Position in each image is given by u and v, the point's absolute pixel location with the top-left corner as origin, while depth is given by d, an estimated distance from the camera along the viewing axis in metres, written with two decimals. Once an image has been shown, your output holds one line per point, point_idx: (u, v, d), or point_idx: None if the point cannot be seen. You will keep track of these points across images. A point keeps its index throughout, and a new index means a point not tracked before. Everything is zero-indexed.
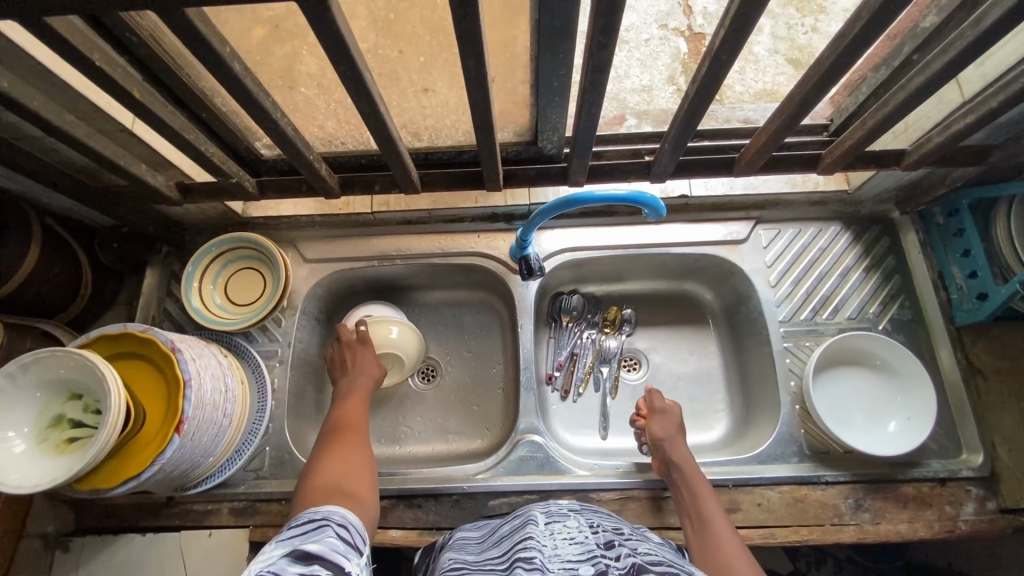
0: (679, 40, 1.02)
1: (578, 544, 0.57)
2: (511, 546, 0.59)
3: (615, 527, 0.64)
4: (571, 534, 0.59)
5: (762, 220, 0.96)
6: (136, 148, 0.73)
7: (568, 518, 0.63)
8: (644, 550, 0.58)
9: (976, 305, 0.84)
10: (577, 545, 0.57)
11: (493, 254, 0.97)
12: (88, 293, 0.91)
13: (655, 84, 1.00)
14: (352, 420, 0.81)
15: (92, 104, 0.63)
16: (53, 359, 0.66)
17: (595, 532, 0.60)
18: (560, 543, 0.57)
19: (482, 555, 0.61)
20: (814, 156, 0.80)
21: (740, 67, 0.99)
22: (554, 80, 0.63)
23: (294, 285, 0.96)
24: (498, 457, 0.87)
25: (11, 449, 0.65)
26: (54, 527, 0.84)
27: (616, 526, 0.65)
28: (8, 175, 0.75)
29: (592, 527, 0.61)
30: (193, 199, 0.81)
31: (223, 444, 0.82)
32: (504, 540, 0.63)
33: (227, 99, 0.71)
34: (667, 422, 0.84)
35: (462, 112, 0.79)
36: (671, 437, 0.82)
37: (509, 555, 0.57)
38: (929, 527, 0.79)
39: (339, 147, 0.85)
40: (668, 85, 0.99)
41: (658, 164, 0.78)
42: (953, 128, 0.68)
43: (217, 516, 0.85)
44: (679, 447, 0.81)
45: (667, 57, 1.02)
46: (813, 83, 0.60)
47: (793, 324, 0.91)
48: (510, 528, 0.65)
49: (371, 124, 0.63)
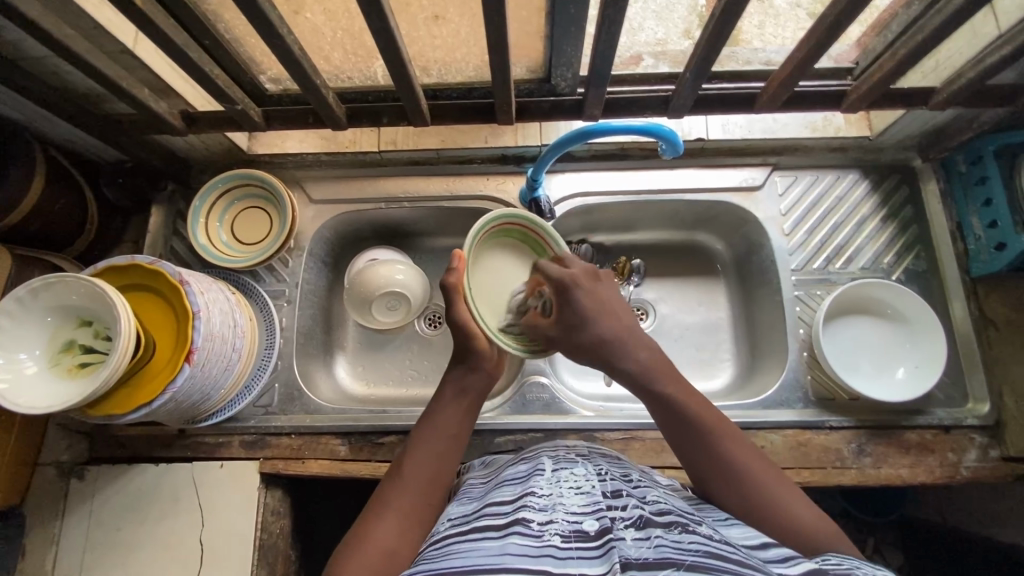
0: None
1: (584, 495, 0.52)
2: (512, 493, 0.54)
3: (623, 474, 0.59)
4: (578, 483, 0.54)
5: (778, 166, 0.93)
6: (138, 71, 0.72)
7: (576, 465, 0.59)
8: (653, 499, 0.53)
9: (993, 255, 0.82)
10: (583, 495, 0.52)
11: (501, 197, 0.95)
12: (94, 229, 0.91)
13: (671, 36, 0.84)
14: (460, 414, 0.64)
15: (92, 19, 0.61)
16: (65, 285, 0.66)
17: (602, 480, 0.55)
18: (566, 492, 0.53)
19: (483, 496, 0.56)
20: (836, 94, 0.77)
21: (759, 20, 0.82)
22: (572, 5, 0.60)
23: (301, 225, 0.95)
24: (504, 397, 0.88)
25: (24, 371, 0.65)
26: (68, 457, 0.86)
27: (625, 473, 0.60)
28: (8, 100, 0.73)
29: (600, 474, 0.56)
30: (198, 129, 0.79)
31: (233, 378, 0.83)
32: (509, 482, 0.57)
33: (230, 23, 0.69)
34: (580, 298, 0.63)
35: (473, 44, 0.76)
36: (561, 329, 0.64)
37: (508, 505, 0.51)
38: (930, 472, 0.80)
39: (346, 82, 0.81)
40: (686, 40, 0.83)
41: (677, 97, 0.76)
42: (989, 61, 0.65)
43: (228, 448, 0.87)
44: (603, 336, 0.61)
45: (685, 8, 0.83)
46: (846, 4, 0.57)
47: (805, 274, 0.90)
48: (515, 474, 0.59)
49: (382, 40, 0.61)
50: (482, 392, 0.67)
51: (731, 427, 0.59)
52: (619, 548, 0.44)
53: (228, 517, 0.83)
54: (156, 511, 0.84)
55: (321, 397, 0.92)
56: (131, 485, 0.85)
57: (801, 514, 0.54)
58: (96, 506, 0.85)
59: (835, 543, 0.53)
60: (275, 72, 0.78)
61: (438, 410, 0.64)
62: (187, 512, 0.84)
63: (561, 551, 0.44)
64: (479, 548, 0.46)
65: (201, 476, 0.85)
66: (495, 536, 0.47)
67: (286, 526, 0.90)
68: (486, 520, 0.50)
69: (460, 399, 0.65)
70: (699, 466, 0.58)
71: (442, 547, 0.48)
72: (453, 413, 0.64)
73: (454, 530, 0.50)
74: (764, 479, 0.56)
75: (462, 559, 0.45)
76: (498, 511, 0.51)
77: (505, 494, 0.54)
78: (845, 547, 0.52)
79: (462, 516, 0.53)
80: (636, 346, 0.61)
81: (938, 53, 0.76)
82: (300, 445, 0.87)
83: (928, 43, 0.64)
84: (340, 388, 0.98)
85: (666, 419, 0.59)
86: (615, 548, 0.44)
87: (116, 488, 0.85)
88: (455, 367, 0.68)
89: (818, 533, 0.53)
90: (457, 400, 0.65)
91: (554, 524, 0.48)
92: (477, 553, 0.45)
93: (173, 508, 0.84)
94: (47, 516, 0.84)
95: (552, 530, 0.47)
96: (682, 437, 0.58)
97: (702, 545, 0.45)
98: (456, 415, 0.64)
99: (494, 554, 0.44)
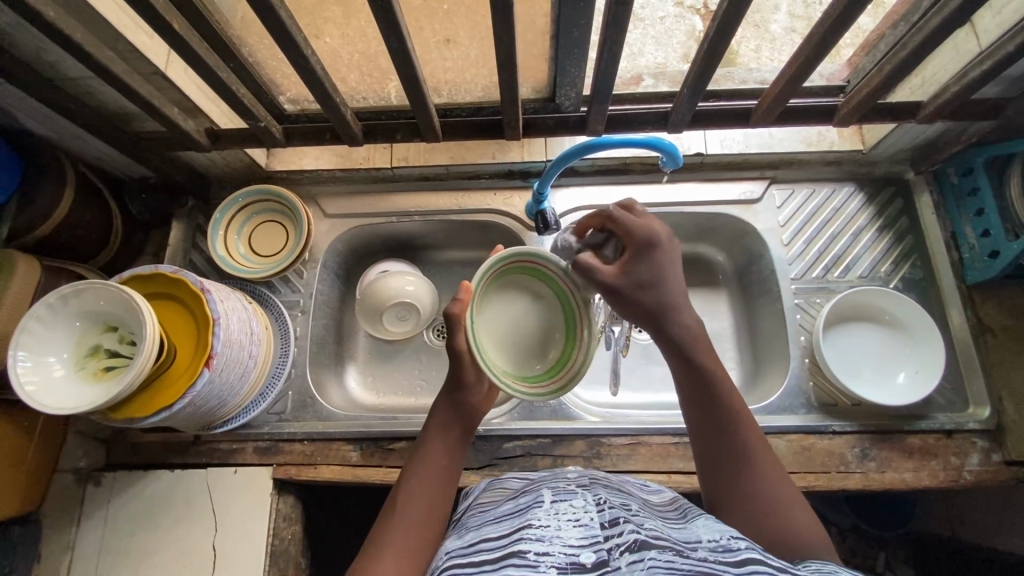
0: (694, 18, 0.89)
1: (581, 528, 0.50)
2: (509, 527, 0.52)
3: (623, 503, 0.56)
4: (576, 514, 0.52)
5: (776, 179, 0.97)
6: (167, 91, 0.76)
7: (575, 496, 0.56)
8: (650, 526, 0.51)
9: (988, 263, 0.85)
10: (580, 527, 0.50)
11: (509, 211, 0.99)
12: (117, 242, 0.95)
13: (670, 61, 0.90)
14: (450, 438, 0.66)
15: (128, 42, 0.66)
16: (92, 291, 0.69)
17: (601, 510, 0.52)
18: (563, 524, 0.51)
19: (479, 529, 0.54)
20: (828, 109, 0.81)
21: (755, 45, 0.89)
22: (575, 29, 0.64)
23: (315, 238, 0.99)
24: (512, 403, 0.90)
25: (52, 373, 0.68)
26: (86, 463, 0.88)
27: (625, 501, 0.57)
28: (44, 119, 0.78)
29: (599, 503, 0.53)
30: (221, 145, 0.83)
31: (249, 384, 0.85)
32: (506, 516, 0.55)
33: (254, 47, 0.74)
34: (653, 262, 0.61)
35: (482, 66, 0.81)
36: (628, 285, 0.60)
37: (505, 538, 0.50)
38: (934, 476, 0.81)
39: (361, 102, 0.86)
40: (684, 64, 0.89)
41: (676, 112, 0.79)
42: (970, 76, 0.69)
43: (241, 455, 0.89)
44: (665, 297, 0.61)
45: (683, 35, 0.90)
46: (831, 22, 0.62)
47: (804, 282, 0.92)
48: (514, 506, 0.57)
49: (398, 60, 0.65)
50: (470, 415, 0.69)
51: (753, 422, 0.60)
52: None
53: (241, 523, 0.85)
54: (169, 517, 0.86)
55: (333, 404, 0.94)
56: (146, 491, 0.87)
57: (796, 517, 0.54)
58: (111, 512, 0.86)
59: (820, 548, 0.52)
60: (295, 93, 0.83)
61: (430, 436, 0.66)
62: (200, 518, 0.85)
63: None
64: None
65: (214, 482, 0.86)
66: (490, 569, 0.46)
67: (297, 533, 0.91)
68: (483, 554, 0.49)
69: (447, 429, 0.66)
70: (710, 446, 0.59)
71: None
72: (440, 443, 0.65)
73: (451, 564, 0.50)
74: (771, 475, 0.57)
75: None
76: (494, 544, 0.50)
77: (501, 528, 0.52)
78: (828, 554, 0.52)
79: (459, 549, 0.52)
80: (684, 318, 0.61)
81: (924, 69, 0.80)
82: (312, 451, 0.88)
83: (912, 59, 0.68)
84: (352, 398, 1.00)
85: (692, 390, 0.60)
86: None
87: (131, 494, 0.87)
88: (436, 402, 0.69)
89: (810, 537, 0.53)
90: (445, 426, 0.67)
91: (549, 555, 0.46)
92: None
93: (187, 514, 0.85)
94: (64, 522, 0.86)
95: (548, 561, 0.45)
96: (703, 402, 0.60)
97: (696, 569, 0.44)
98: (445, 444, 0.65)
99: None
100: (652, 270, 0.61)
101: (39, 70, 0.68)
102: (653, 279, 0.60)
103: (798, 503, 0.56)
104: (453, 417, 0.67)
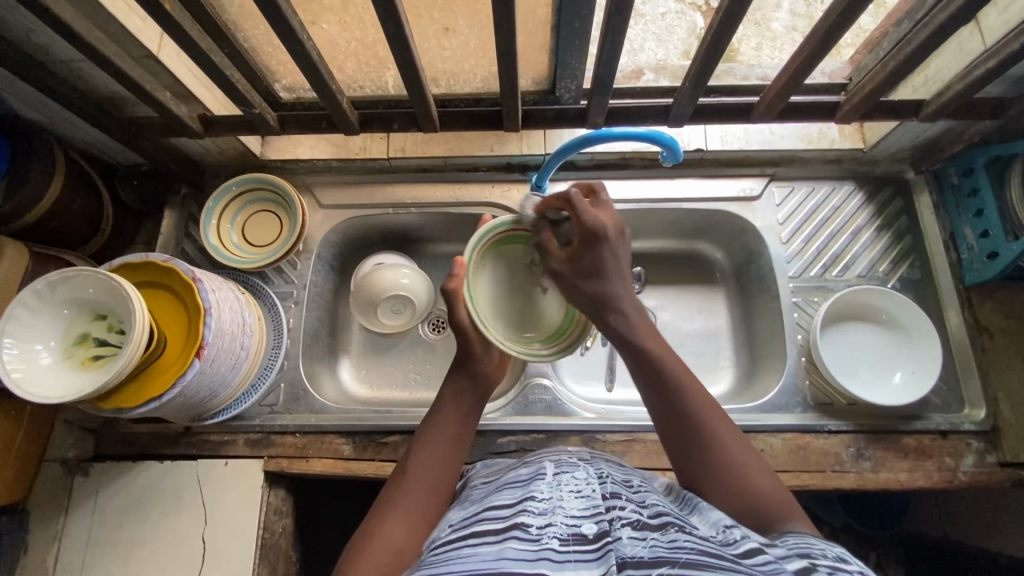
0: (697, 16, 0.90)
1: (582, 498, 0.50)
2: (511, 497, 0.51)
3: (624, 478, 0.56)
4: (577, 486, 0.51)
5: (776, 177, 0.96)
6: (160, 76, 0.75)
7: (576, 468, 0.55)
8: (652, 502, 0.51)
9: (986, 264, 0.84)
10: (581, 499, 0.50)
11: (506, 205, 0.98)
12: (108, 229, 0.93)
13: (670, 57, 0.89)
14: (460, 413, 0.64)
15: (120, 24, 0.64)
16: (81, 279, 0.68)
17: (602, 484, 0.52)
18: (565, 496, 0.50)
19: (482, 501, 0.54)
20: (830, 106, 0.80)
21: (756, 43, 0.88)
22: (576, 20, 0.63)
23: (310, 229, 0.98)
24: (507, 399, 0.89)
25: (38, 361, 0.67)
26: (74, 454, 0.87)
27: (626, 477, 0.57)
28: (33, 102, 0.76)
29: (600, 477, 0.53)
30: (215, 132, 0.82)
31: (241, 375, 0.84)
32: (509, 486, 0.54)
33: (249, 32, 0.72)
34: (593, 253, 0.61)
35: (482, 56, 0.80)
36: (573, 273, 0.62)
37: (507, 508, 0.49)
38: (928, 477, 0.81)
39: (358, 91, 0.85)
40: (684, 60, 0.89)
41: (677, 106, 0.78)
42: (974, 75, 0.68)
43: (232, 447, 0.88)
44: (609, 288, 0.62)
45: (684, 32, 0.90)
46: (836, 17, 0.61)
47: (802, 280, 0.92)
48: (516, 477, 0.56)
49: (396, 47, 0.64)
50: (481, 388, 0.66)
51: (705, 391, 0.59)
52: (616, 550, 0.42)
53: (231, 515, 0.84)
54: (159, 508, 0.85)
55: (326, 397, 0.94)
56: (136, 482, 0.86)
57: (762, 486, 0.54)
58: (99, 503, 0.85)
59: (787, 514, 0.51)
60: (291, 81, 0.81)
61: (439, 411, 0.63)
62: (190, 510, 0.84)
63: (559, 554, 0.43)
64: (476, 552, 0.44)
65: (205, 474, 0.86)
66: (493, 539, 0.45)
67: (288, 525, 0.90)
68: (485, 524, 0.48)
69: (460, 397, 0.65)
70: (669, 426, 0.58)
71: (440, 553, 0.47)
72: (453, 412, 0.63)
73: (452, 535, 0.49)
74: (733, 446, 0.56)
75: (457, 564, 0.43)
76: (496, 514, 0.49)
77: (504, 498, 0.51)
78: (797, 521, 0.50)
79: (462, 519, 0.52)
80: (625, 305, 0.61)
81: (927, 68, 0.80)
82: (304, 443, 0.88)
83: (916, 56, 0.67)
84: (345, 391, 1.00)
85: (641, 373, 0.59)
86: (612, 550, 0.42)
87: (120, 485, 0.86)
88: (454, 367, 0.67)
89: (775, 505, 0.52)
90: (454, 401, 0.64)
91: (552, 528, 0.45)
92: (473, 557, 0.44)
93: (176, 505, 0.84)
94: (51, 513, 0.84)
95: (550, 533, 0.45)
96: (654, 386, 0.59)
97: (699, 545, 0.43)
98: (458, 413, 0.63)
99: (492, 558, 0.43)
100: (596, 258, 0.61)
101: (28, 52, 0.66)
102: (598, 270, 0.62)
103: (766, 475, 0.55)
104: (463, 391, 0.65)
